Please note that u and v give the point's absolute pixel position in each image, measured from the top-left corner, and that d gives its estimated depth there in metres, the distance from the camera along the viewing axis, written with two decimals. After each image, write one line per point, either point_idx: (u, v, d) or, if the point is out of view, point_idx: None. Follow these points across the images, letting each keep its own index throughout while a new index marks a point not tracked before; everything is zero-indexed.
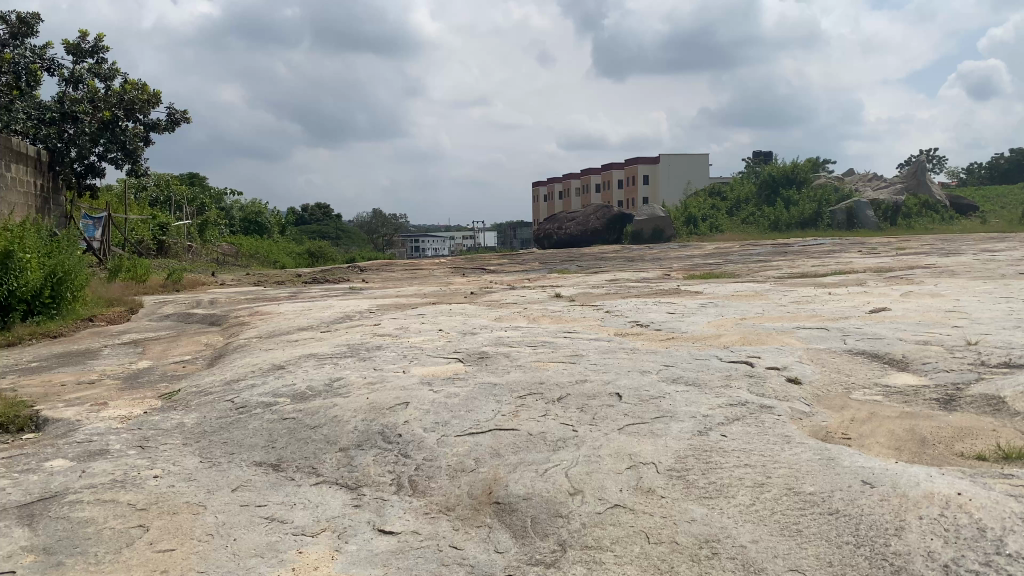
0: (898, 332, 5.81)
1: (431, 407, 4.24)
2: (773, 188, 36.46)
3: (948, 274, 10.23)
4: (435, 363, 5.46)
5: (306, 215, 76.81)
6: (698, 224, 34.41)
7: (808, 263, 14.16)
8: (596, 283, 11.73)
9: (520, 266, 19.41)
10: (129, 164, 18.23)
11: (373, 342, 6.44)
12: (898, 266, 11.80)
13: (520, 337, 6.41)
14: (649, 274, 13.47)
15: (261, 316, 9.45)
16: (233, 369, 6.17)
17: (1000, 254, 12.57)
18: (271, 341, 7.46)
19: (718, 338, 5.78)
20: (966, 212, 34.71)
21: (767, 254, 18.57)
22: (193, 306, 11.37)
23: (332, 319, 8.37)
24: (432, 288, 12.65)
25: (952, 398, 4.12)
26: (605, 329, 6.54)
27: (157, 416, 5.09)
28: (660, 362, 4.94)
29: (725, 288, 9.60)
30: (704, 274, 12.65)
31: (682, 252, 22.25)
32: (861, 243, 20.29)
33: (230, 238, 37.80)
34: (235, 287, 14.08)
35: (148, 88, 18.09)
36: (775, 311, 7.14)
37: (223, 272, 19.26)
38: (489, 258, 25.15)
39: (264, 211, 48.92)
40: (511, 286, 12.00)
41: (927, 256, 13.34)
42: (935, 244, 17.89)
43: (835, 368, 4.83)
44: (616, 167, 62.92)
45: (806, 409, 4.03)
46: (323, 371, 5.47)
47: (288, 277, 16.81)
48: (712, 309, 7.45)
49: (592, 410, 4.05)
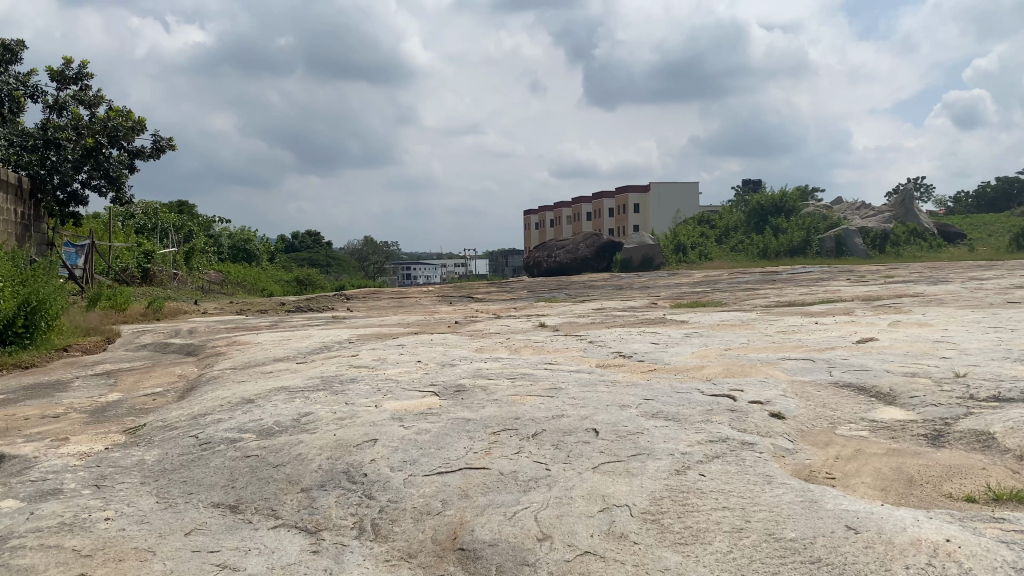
0: (885, 364, 5.66)
1: (399, 445, 4.06)
2: (762, 216, 36.56)
3: (936, 303, 10.16)
4: (409, 396, 5.28)
5: (296, 242, 76.65)
6: (687, 252, 34.40)
7: (796, 291, 14.07)
8: (582, 313, 11.62)
9: (508, 295, 19.31)
10: (113, 192, 18.08)
11: (348, 375, 6.26)
12: (886, 294, 11.72)
13: (499, 368, 6.24)
14: (636, 302, 13.36)
15: (239, 346, 9.25)
16: (202, 403, 5.98)
17: (987, 284, 12.50)
18: (244, 373, 7.27)
19: (702, 370, 5.62)
20: (954, 240, 34.85)
21: (755, 283, 18.49)
22: (170, 336, 11.16)
23: (310, 350, 8.19)
24: (416, 317, 12.50)
25: (940, 434, 3.97)
26: (587, 360, 6.38)
27: (118, 453, 4.89)
28: (640, 396, 4.77)
29: (710, 318, 9.47)
30: (691, 302, 12.53)
31: (671, 281, 22.19)
32: (849, 271, 20.29)
33: (218, 265, 37.60)
34: (217, 316, 13.90)
35: (133, 115, 18.01)
36: (761, 341, 7.00)
37: (207, 301, 19.05)
38: (477, 286, 24.99)
39: (253, 239, 48.76)
40: (497, 315, 11.85)
41: (915, 285, 13.29)
42: (923, 272, 17.87)
43: (820, 401, 4.68)
44: (607, 195, 63.14)
45: (789, 446, 3.87)
46: (293, 405, 5.29)
47: (271, 305, 16.62)
48: (697, 339, 7.30)
49: (567, 446, 3.88)
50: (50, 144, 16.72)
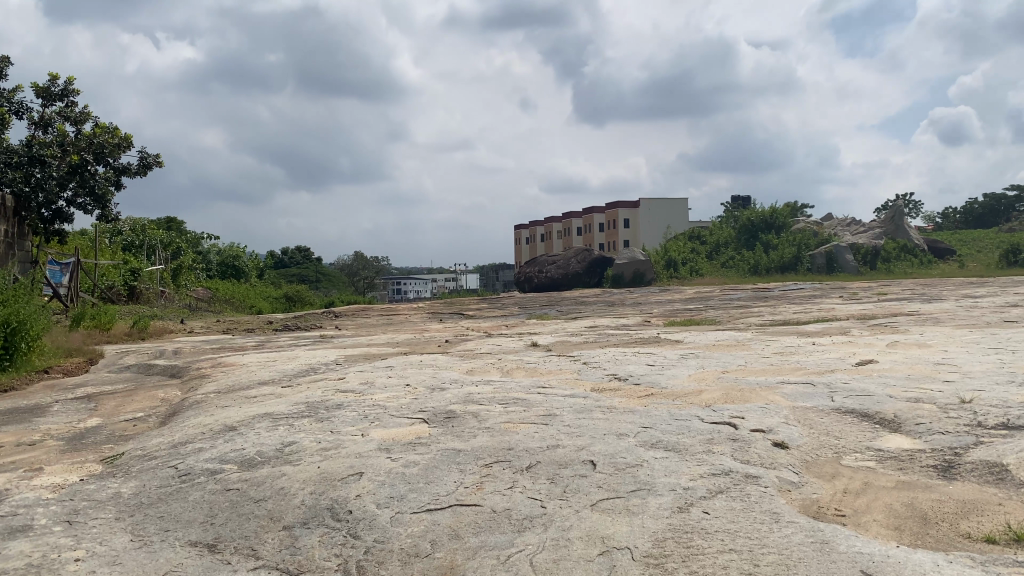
0: (887, 388, 5.51)
1: (387, 479, 3.88)
2: (753, 232, 36.57)
3: (932, 322, 10.06)
4: (398, 424, 5.08)
5: (285, 258, 76.29)
6: (678, 268, 34.33)
7: (789, 309, 13.95)
8: (575, 331, 11.45)
9: (499, 312, 19.15)
10: (98, 210, 17.84)
11: (334, 400, 6.07)
12: (881, 312, 11.62)
13: (491, 392, 6.06)
14: (628, 320, 13.22)
15: (224, 369, 9.03)
16: (182, 430, 5.76)
17: (982, 301, 12.41)
18: (229, 397, 7.06)
19: (700, 395, 5.46)
20: (944, 256, 34.95)
21: (747, 300, 18.38)
22: (154, 357, 10.92)
23: (296, 373, 7.98)
24: (407, 336, 12.30)
25: (951, 465, 3.82)
26: (581, 383, 6.21)
27: (93, 485, 4.68)
28: (637, 424, 4.60)
29: (705, 337, 9.32)
30: (685, 321, 12.40)
31: (663, 297, 22.07)
32: (841, 288, 20.22)
33: (206, 282, 37.28)
34: (203, 336, 13.66)
35: (120, 131, 17.81)
36: (759, 363, 6.85)
37: (194, 320, 18.79)
38: (468, 303, 24.80)
39: (242, 255, 48.44)
40: (488, 333, 11.68)
41: (909, 303, 13.20)
42: (916, 289, 17.83)
43: (823, 429, 4.52)
44: (598, 211, 63.16)
45: (794, 478, 3.71)
46: (277, 434, 5.09)
47: (259, 324, 16.40)
48: (693, 361, 7.14)
49: (563, 481, 3.70)
50: (34, 161, 16.51)
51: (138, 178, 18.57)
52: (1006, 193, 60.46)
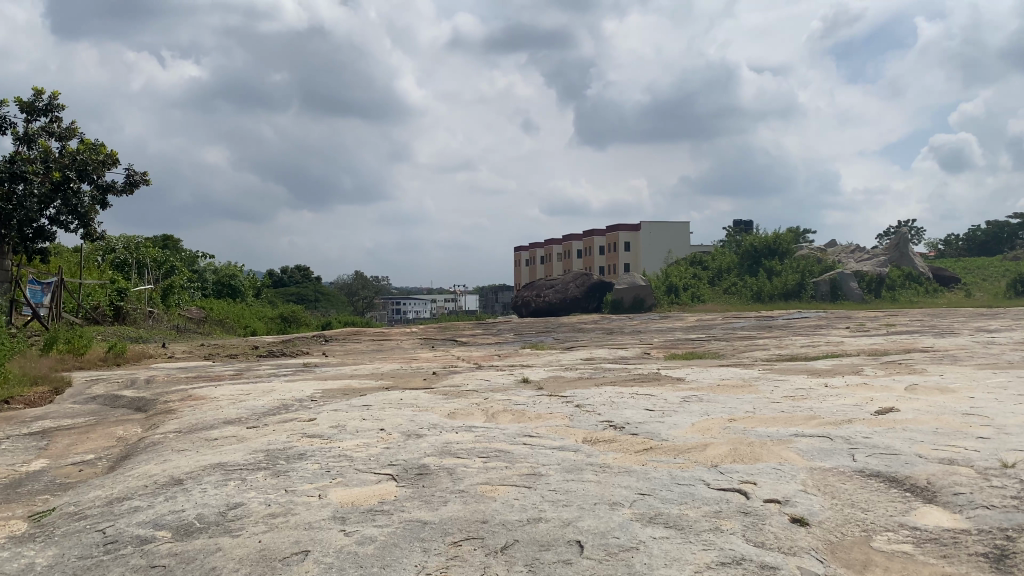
0: (914, 445, 4.90)
1: (335, 561, 3.27)
2: (755, 258, 36.02)
3: (950, 360, 9.45)
4: (361, 483, 4.47)
5: (285, 276, 75.80)
6: (679, 293, 33.79)
7: (795, 340, 13.35)
8: (571, 364, 10.84)
9: (494, 338, 18.53)
10: (82, 228, 17.28)
11: (297, 448, 5.46)
12: (893, 348, 11.01)
13: (472, 441, 5.43)
14: (627, 352, 12.59)
15: (192, 403, 8.39)
16: (124, 481, 5.14)
17: (999, 337, 11.79)
18: (188, 440, 6.46)
19: (705, 451, 4.85)
20: (949, 285, 34.41)
21: (750, 330, 17.78)
22: (124, 386, 10.30)
23: (266, 411, 7.37)
24: (393, 366, 11.68)
25: (1005, 554, 3.21)
26: (573, 432, 5.59)
27: (6, 552, 4.06)
28: (633, 491, 4.00)
29: (708, 375, 8.69)
30: (686, 353, 11.78)
31: (663, 325, 21.48)
32: (847, 319, 19.63)
33: (199, 301, 36.69)
34: (181, 363, 13.03)
35: (105, 148, 17.31)
36: (768, 410, 6.23)
37: (178, 342, 18.17)
38: (463, 327, 24.18)
39: (238, 274, 47.89)
40: (479, 365, 11.06)
41: (921, 337, 12.59)
42: (924, 321, 17.23)
43: (849, 499, 3.91)
44: (598, 233, 62.75)
45: (819, 569, 3.10)
46: (224, 492, 4.48)
47: (244, 350, 15.79)
48: (696, 405, 6.52)
49: (544, 568, 3.10)
50: (16, 177, 15.95)
51: (123, 197, 18.05)
52: (1008, 222, 60.10)
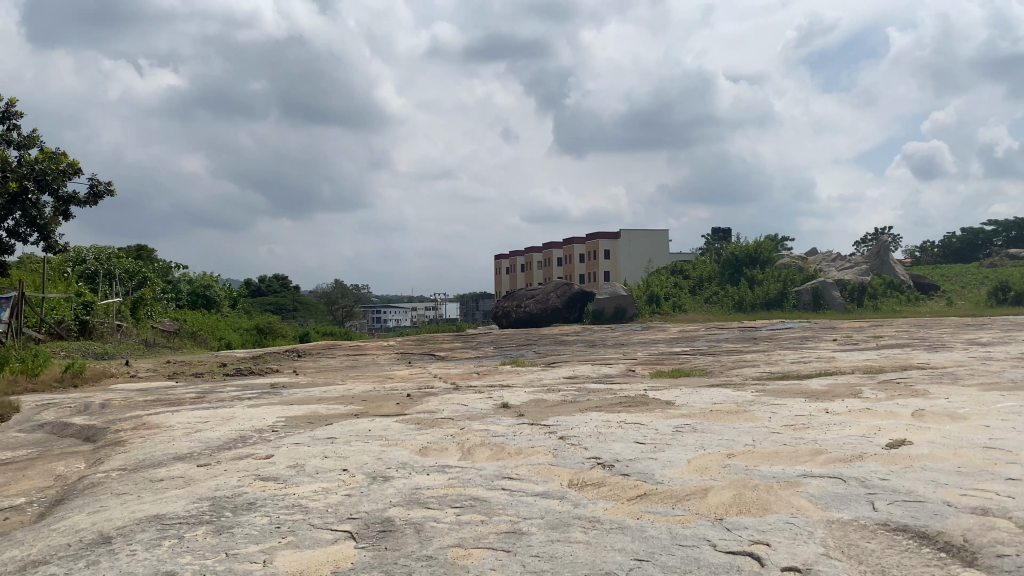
0: (938, 489, 4.39)
1: None
2: (737, 267, 35.66)
3: (950, 379, 9.00)
4: (313, 545, 3.86)
5: (262, 285, 74.73)
6: (661, 303, 33.37)
7: (785, 355, 12.85)
8: (553, 384, 10.26)
9: (472, 352, 17.93)
10: (41, 240, 16.53)
11: (247, 496, 4.84)
12: (888, 364, 10.56)
13: (445, 485, 4.85)
14: (611, 369, 12.03)
15: (144, 434, 7.71)
16: (46, 538, 4.49)
17: (996, 351, 11.35)
18: (130, 480, 5.80)
19: (706, 499, 4.31)
20: (929, 292, 34.34)
21: (735, 342, 17.29)
22: (75, 412, 9.58)
23: (221, 444, 6.72)
24: (365, 386, 11.04)
25: None
26: (557, 473, 5.02)
27: None
28: (630, 556, 3.44)
29: (699, 398, 8.15)
30: (673, 371, 11.24)
31: (646, 337, 20.99)
32: (833, 330, 19.26)
33: (171, 313, 35.75)
34: (141, 384, 12.31)
35: (66, 157, 16.56)
36: (769, 443, 5.70)
37: (142, 359, 17.38)
38: (441, 339, 23.56)
39: (213, 284, 46.92)
40: (455, 386, 10.45)
41: (914, 352, 12.17)
42: (912, 333, 16.86)
43: (878, 564, 3.37)
44: (578, 241, 62.35)
45: None
46: (155, 557, 3.86)
47: (211, 367, 15.07)
48: (690, 436, 5.97)
49: None
50: None
51: (87, 208, 17.32)
52: (984, 228, 60.58)
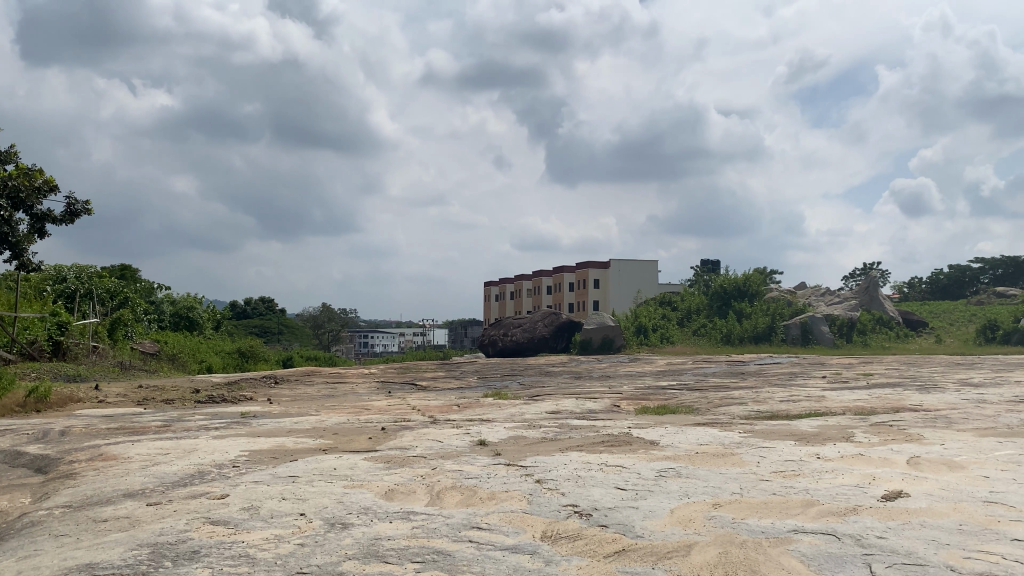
0: (940, 550, 4.05)
1: None
2: (725, 299, 35.43)
3: (945, 423, 8.67)
4: None
5: (248, 308, 74.09)
6: (649, 334, 33.09)
7: (774, 392, 12.51)
8: (533, 419, 9.87)
9: (454, 382, 17.52)
10: (13, 259, 16.12)
11: (191, 543, 4.45)
12: (880, 406, 10.23)
13: (406, 535, 4.48)
14: (595, 403, 11.66)
15: (97, 467, 7.28)
16: None
17: (989, 394, 11.05)
18: (71, 520, 5.39)
19: (689, 557, 3.95)
20: (918, 328, 34.20)
21: (722, 378, 16.97)
22: (32, 440, 9.14)
23: (176, 481, 6.32)
24: (339, 418, 10.62)
25: None
26: (529, 523, 4.65)
27: None
28: None
29: (685, 439, 7.79)
30: (659, 407, 10.87)
31: (633, 369, 20.64)
32: (822, 366, 18.97)
33: (152, 334, 35.18)
34: (107, 410, 11.85)
35: (42, 176, 16.19)
36: (757, 492, 5.36)
37: (114, 382, 16.89)
38: (424, 367, 23.15)
39: (197, 306, 46.37)
40: (432, 419, 10.06)
41: (906, 392, 11.86)
42: (902, 371, 16.57)
43: None
44: (567, 269, 62.14)
45: None
46: None
47: (184, 393, 14.60)
48: (675, 483, 5.62)
49: None
50: None
51: (63, 227, 16.95)
52: (971, 265, 60.79)
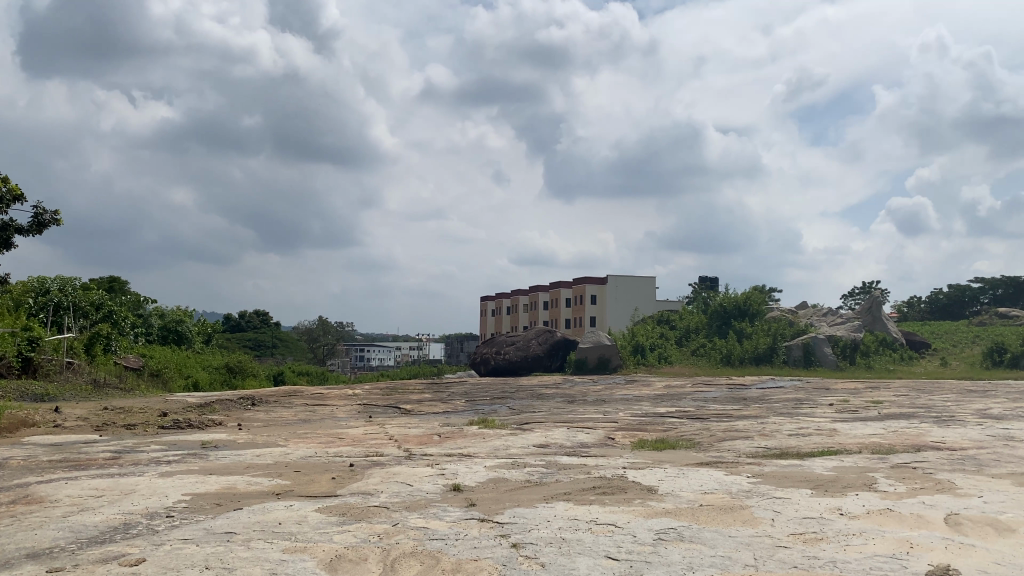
0: None
1: None
2: (724, 318, 34.59)
3: (975, 466, 7.79)
4: None
5: (242, 321, 72.93)
6: (646, 353, 32.21)
7: (781, 424, 11.60)
8: (519, 455, 8.93)
9: (441, 405, 16.57)
10: None
11: None
12: (899, 443, 9.33)
13: None
14: (586, 435, 10.74)
15: (14, 514, 6.34)
16: None
17: (1015, 429, 10.18)
18: None
19: None
20: (921, 350, 33.44)
21: (724, 404, 16.06)
22: None
23: (94, 537, 5.40)
24: (306, 451, 9.66)
25: None
26: None
27: None
28: None
29: (686, 485, 6.88)
30: (656, 441, 9.94)
31: (629, 393, 19.72)
32: (828, 392, 18.08)
33: (138, 348, 34.11)
34: (58, 437, 10.87)
35: (7, 186, 15.30)
36: (776, 565, 4.47)
37: (78, 403, 15.87)
38: (412, 388, 22.19)
39: (186, 319, 45.32)
40: (407, 453, 9.13)
41: (924, 425, 10.96)
42: (913, 399, 15.67)
43: None
44: (564, 285, 61.25)
45: None
46: None
47: (150, 417, 13.62)
48: (676, 550, 4.73)
49: None
50: None
51: (30, 237, 16.06)
52: (970, 285, 60.14)
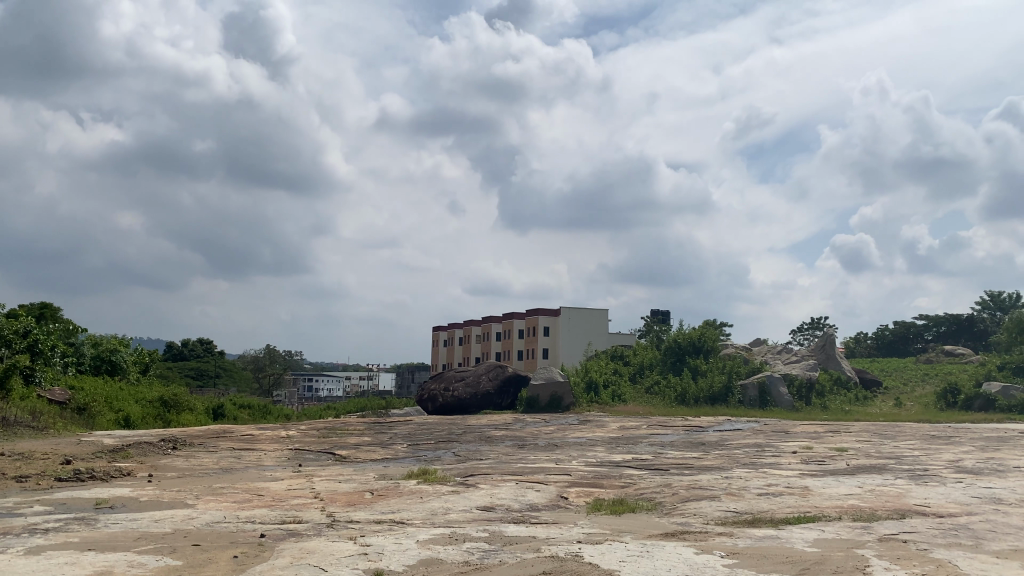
0: None
1: None
2: (679, 355, 33.94)
3: (974, 539, 6.89)
4: None
5: (185, 349, 70.46)
6: (599, 391, 31.21)
7: (746, 479, 10.66)
8: (457, 522, 7.78)
9: (379, 451, 15.31)
10: None
11: None
12: (881, 507, 8.43)
13: None
14: (536, 493, 9.64)
15: None
16: None
17: (998, 490, 9.39)
18: None
19: None
20: (873, 388, 33.15)
21: (682, 452, 15.12)
22: None
23: None
24: (213, 515, 8.37)
25: None
26: None
27: None
28: None
29: (652, 569, 5.84)
30: (612, 501, 8.89)
31: (582, 435, 18.71)
32: (788, 437, 17.34)
33: (65, 380, 31.99)
34: None
35: None
36: None
37: None
38: (354, 428, 20.86)
39: (121, 348, 43.06)
40: (331, 519, 7.93)
41: (900, 482, 10.10)
42: (876, 446, 14.94)
43: None
44: (517, 317, 60.33)
45: None
46: None
47: (50, 467, 12.10)
48: None
49: None
50: None
51: None
52: (915, 321, 60.74)
